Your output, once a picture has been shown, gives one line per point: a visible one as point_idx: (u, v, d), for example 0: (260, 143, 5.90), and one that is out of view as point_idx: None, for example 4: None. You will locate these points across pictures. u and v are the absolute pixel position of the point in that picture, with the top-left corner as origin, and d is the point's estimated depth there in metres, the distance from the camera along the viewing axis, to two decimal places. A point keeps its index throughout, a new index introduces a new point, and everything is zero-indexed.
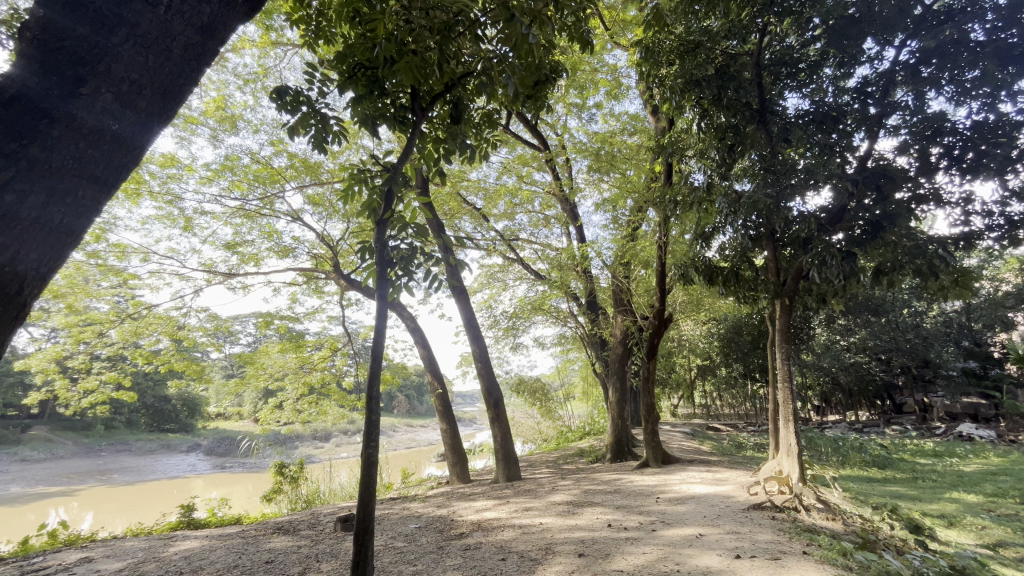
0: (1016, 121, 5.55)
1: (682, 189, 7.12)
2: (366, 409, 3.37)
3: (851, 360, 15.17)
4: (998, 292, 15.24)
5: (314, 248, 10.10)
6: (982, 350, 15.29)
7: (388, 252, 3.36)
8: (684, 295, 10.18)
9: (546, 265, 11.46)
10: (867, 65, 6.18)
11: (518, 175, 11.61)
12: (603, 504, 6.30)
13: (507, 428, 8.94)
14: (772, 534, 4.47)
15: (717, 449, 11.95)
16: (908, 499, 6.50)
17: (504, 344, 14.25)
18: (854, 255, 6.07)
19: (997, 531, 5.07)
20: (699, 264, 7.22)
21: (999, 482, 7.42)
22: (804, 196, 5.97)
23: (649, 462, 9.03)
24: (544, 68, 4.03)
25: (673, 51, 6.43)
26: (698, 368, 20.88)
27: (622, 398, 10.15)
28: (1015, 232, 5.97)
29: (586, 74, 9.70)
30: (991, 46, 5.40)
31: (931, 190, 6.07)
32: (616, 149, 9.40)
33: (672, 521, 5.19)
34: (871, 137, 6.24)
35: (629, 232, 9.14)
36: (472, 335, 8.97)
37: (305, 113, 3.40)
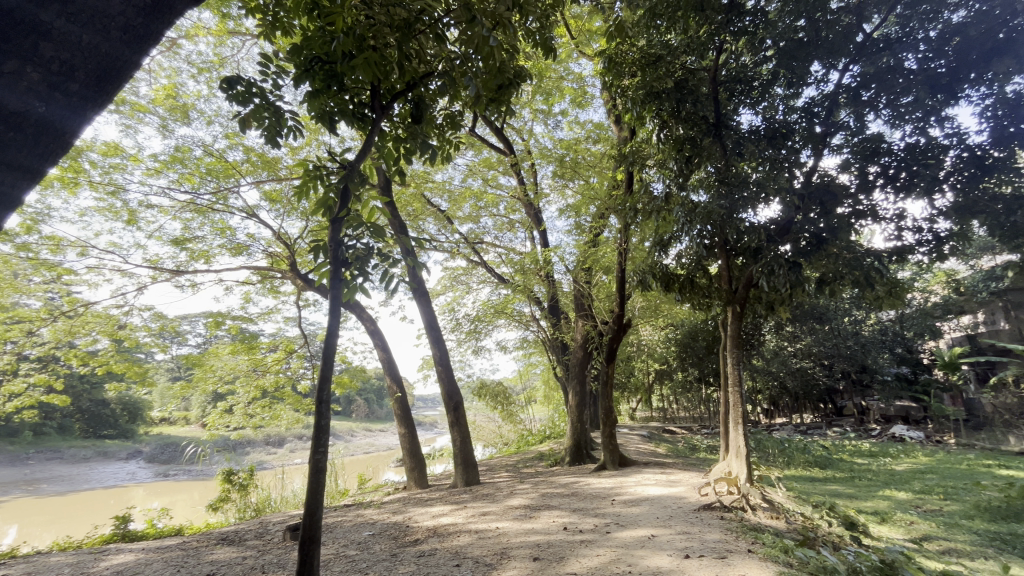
0: (944, 145, 5.99)
1: (642, 197, 7.30)
2: (316, 413, 3.27)
3: (797, 365, 15.97)
4: (927, 302, 16.42)
5: (271, 245, 9.76)
6: (914, 356, 16.38)
7: (343, 252, 3.27)
8: (643, 301, 10.43)
9: (509, 269, 11.48)
10: (814, 86, 6.53)
11: (483, 178, 11.59)
12: (560, 507, 6.34)
13: (467, 432, 8.85)
14: (720, 534, 4.61)
15: (672, 452, 12.27)
16: (845, 497, 6.86)
17: (467, 348, 14.17)
18: (799, 266, 6.39)
19: (923, 526, 5.43)
20: (657, 271, 7.42)
21: (926, 479, 7.97)
22: (754, 208, 6.26)
23: (606, 465, 9.17)
24: (508, 72, 4.01)
25: (635, 63, 6.58)
26: (656, 373, 21.46)
27: (582, 401, 10.28)
28: (942, 247, 6.43)
29: (551, 81, 9.83)
30: (922, 75, 5.82)
31: (869, 206, 6.47)
32: (581, 157, 9.56)
33: (626, 523, 5.28)
34: (817, 154, 6.59)
35: (591, 238, 9.31)
36: (432, 338, 8.86)
37: (257, 106, 3.28)
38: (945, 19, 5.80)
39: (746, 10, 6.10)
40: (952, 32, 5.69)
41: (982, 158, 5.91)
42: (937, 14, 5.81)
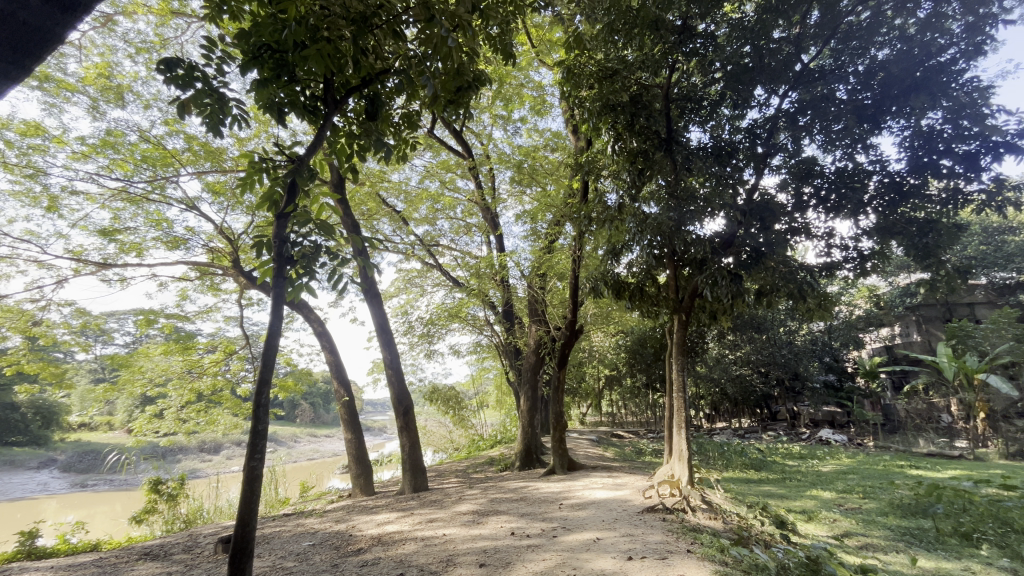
0: (868, 170, 6.51)
1: (597, 206, 7.47)
2: (253, 418, 3.11)
3: (736, 371, 16.84)
4: (852, 314, 17.75)
5: (212, 240, 9.25)
6: (840, 365, 17.63)
7: (288, 249, 3.13)
8: (595, 308, 10.69)
9: (465, 272, 11.40)
10: (757, 109, 6.94)
11: (441, 181, 11.51)
12: (508, 513, 6.34)
13: (416, 437, 8.68)
14: (662, 535, 4.76)
15: (619, 455, 12.58)
16: (777, 497, 7.28)
17: (419, 351, 13.93)
18: (740, 278, 6.75)
19: (845, 523, 5.84)
20: (608, 279, 7.61)
21: (848, 480, 8.58)
22: (701, 221, 6.56)
23: (555, 469, 9.28)
24: (467, 75, 4.01)
25: (593, 75, 6.72)
26: (606, 378, 21.96)
27: (533, 406, 10.34)
28: (865, 264, 6.98)
29: (512, 87, 9.90)
30: (851, 104, 6.30)
31: (803, 224, 6.93)
32: (539, 163, 9.70)
33: (573, 526, 5.35)
34: (758, 173, 6.99)
35: (546, 244, 9.43)
36: (383, 342, 8.64)
37: (199, 90, 3.09)
38: (872, 56, 6.31)
39: (697, 33, 6.38)
40: (877, 68, 6.21)
41: (900, 185, 6.49)
42: (865, 50, 6.32)
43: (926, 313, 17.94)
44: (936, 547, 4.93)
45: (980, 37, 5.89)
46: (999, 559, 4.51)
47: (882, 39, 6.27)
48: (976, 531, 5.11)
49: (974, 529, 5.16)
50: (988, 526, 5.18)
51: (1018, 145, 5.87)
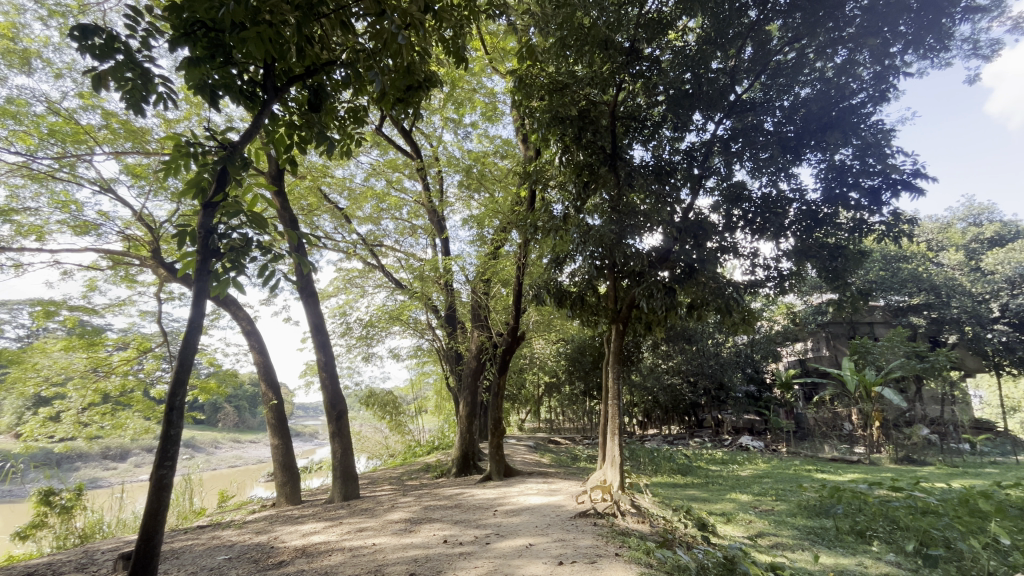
0: (789, 198, 7.08)
1: (543, 215, 7.64)
2: (164, 423, 2.87)
3: (668, 380, 17.77)
4: (772, 329, 19.17)
5: (129, 227, 8.49)
6: (759, 376, 18.99)
7: (213, 241, 2.93)
8: (538, 315, 10.90)
9: (408, 274, 11.18)
10: (695, 133, 7.37)
11: (387, 180, 11.26)
12: (441, 520, 6.24)
13: (349, 443, 8.34)
14: (592, 539, 4.87)
15: (555, 462, 12.78)
16: (700, 501, 7.68)
17: (356, 354, 13.46)
18: (674, 291, 7.11)
19: (759, 523, 6.25)
20: (551, 287, 7.78)
21: (762, 483, 9.21)
22: (641, 235, 6.84)
23: (492, 476, 9.24)
24: (418, 75, 3.95)
25: (544, 87, 6.96)
26: (546, 385, 22.28)
27: (472, 412, 10.26)
28: (784, 283, 7.57)
29: (464, 91, 9.89)
30: (777, 136, 6.83)
31: (732, 243, 7.40)
32: (488, 170, 9.78)
33: (506, 533, 5.35)
34: (693, 193, 7.40)
35: (492, 250, 9.45)
36: (318, 343, 8.28)
37: (119, 63, 2.84)
38: (796, 93, 6.87)
39: (642, 57, 6.74)
40: (800, 104, 6.78)
41: (816, 213, 7.11)
42: (790, 88, 6.87)
43: (834, 331, 19.71)
44: (835, 544, 5.39)
45: (885, 85, 6.57)
46: (886, 553, 5.01)
47: (805, 79, 6.84)
48: (869, 529, 5.66)
49: (867, 527, 5.71)
50: (879, 524, 5.74)
51: (912, 184, 6.62)
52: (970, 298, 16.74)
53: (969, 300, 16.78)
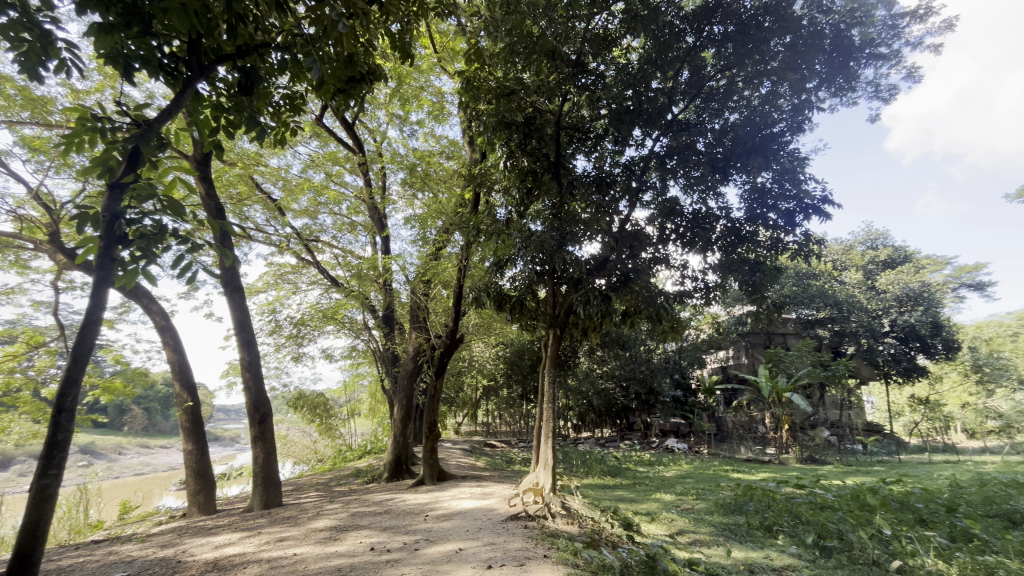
0: (717, 215, 7.55)
1: (486, 218, 7.70)
2: (52, 426, 2.57)
3: (602, 385, 18.42)
4: (698, 338, 20.27)
5: (22, 206, 7.55)
6: (685, 381, 20.15)
7: (120, 227, 2.66)
8: (477, 318, 10.94)
9: (345, 272, 10.76)
10: (634, 147, 7.68)
11: (327, 173, 10.80)
12: (369, 527, 6.04)
13: (273, 448, 7.87)
14: (521, 542, 4.91)
15: (490, 465, 12.78)
16: (628, 501, 7.97)
17: (285, 354, 12.76)
18: (609, 299, 7.37)
19: (680, 522, 6.58)
20: (491, 290, 7.81)
21: (685, 483, 9.72)
22: (580, 243, 7.03)
23: (424, 480, 9.08)
24: (361, 67, 3.83)
25: (491, 92, 7.05)
26: (484, 389, 22.26)
27: (406, 415, 10.05)
28: (709, 294, 8.07)
29: (410, 88, 9.69)
30: (708, 156, 7.27)
31: (664, 255, 7.77)
32: (433, 169, 9.66)
33: (436, 538, 5.28)
34: (631, 205, 7.72)
35: (433, 251, 9.32)
36: (242, 341, 7.77)
37: (13, 21, 2.52)
38: (725, 117, 7.36)
39: (588, 70, 6.99)
40: (728, 129, 7.25)
41: (739, 230, 7.63)
42: (721, 112, 7.37)
43: (752, 340, 21.09)
44: (746, 539, 5.79)
45: (801, 117, 7.20)
46: (790, 546, 5.44)
47: (733, 105, 7.35)
48: (775, 524, 6.11)
49: (774, 522, 6.17)
50: (785, 519, 6.21)
51: (821, 208, 7.29)
52: (867, 314, 18.65)
53: (865, 315, 18.68)
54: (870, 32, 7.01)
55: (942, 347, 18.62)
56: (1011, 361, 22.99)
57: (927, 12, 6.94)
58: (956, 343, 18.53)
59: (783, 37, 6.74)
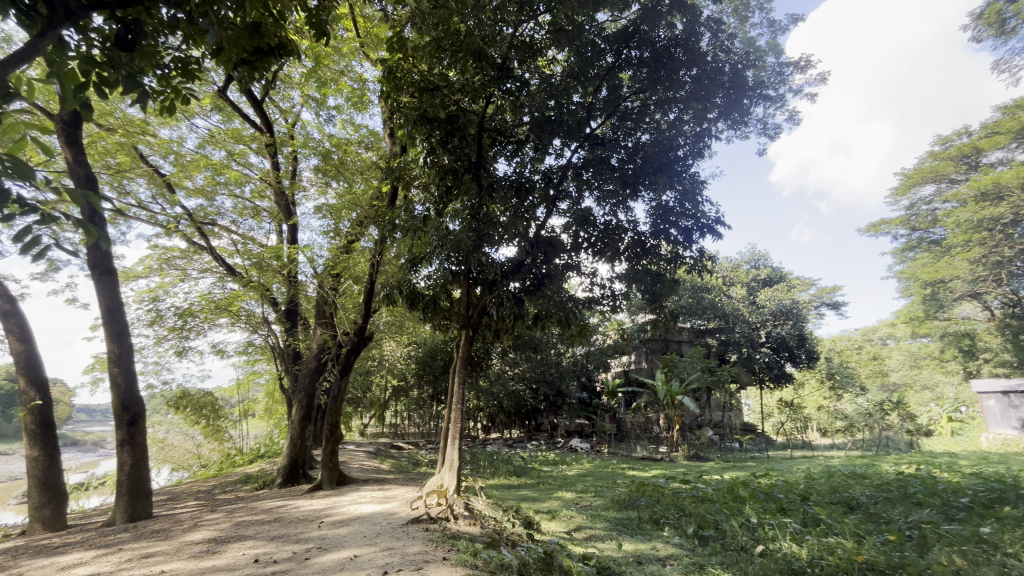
0: (625, 227, 7.97)
1: (403, 214, 7.53)
2: None
3: (513, 387, 18.63)
4: (604, 343, 21.29)
5: None
6: (591, 384, 21.08)
7: None
8: (389, 315, 10.65)
9: (243, 260, 9.89)
10: (553, 156, 7.91)
11: (228, 151, 9.87)
12: (255, 537, 5.57)
13: (144, 454, 6.98)
14: (421, 545, 4.81)
15: (395, 467, 12.45)
16: (530, 500, 8.17)
17: (166, 348, 11.43)
18: (522, 301, 7.52)
19: (578, 518, 6.87)
20: (404, 287, 7.64)
21: (585, 481, 10.19)
22: (496, 246, 7.08)
23: (322, 485, 8.59)
24: (268, 36, 3.52)
25: (415, 85, 6.97)
26: (393, 389, 21.60)
27: (306, 416, 9.46)
28: (615, 301, 8.52)
29: (328, 71, 9.18)
30: (621, 171, 7.64)
31: (576, 262, 8.07)
32: (349, 159, 9.26)
33: (329, 545, 5.01)
34: (548, 212, 7.91)
35: (345, 244, 8.92)
36: (111, 332, 6.81)
37: None
38: (638, 137, 7.80)
39: (513, 76, 7.09)
40: (639, 148, 7.68)
41: (644, 243, 8.12)
42: (634, 131, 7.80)
43: (651, 346, 22.64)
44: (636, 532, 6.18)
45: (701, 144, 7.86)
46: (673, 537, 5.89)
47: (645, 126, 7.82)
48: (662, 517, 6.59)
49: (662, 515, 6.65)
50: (671, 512, 6.70)
51: (714, 228, 8.00)
52: (748, 325, 20.97)
53: (746, 327, 20.94)
54: (762, 75, 7.88)
55: (805, 357, 21.41)
56: (855, 370, 27.05)
57: (806, 64, 7.96)
58: (816, 353, 21.39)
59: (690, 69, 7.33)
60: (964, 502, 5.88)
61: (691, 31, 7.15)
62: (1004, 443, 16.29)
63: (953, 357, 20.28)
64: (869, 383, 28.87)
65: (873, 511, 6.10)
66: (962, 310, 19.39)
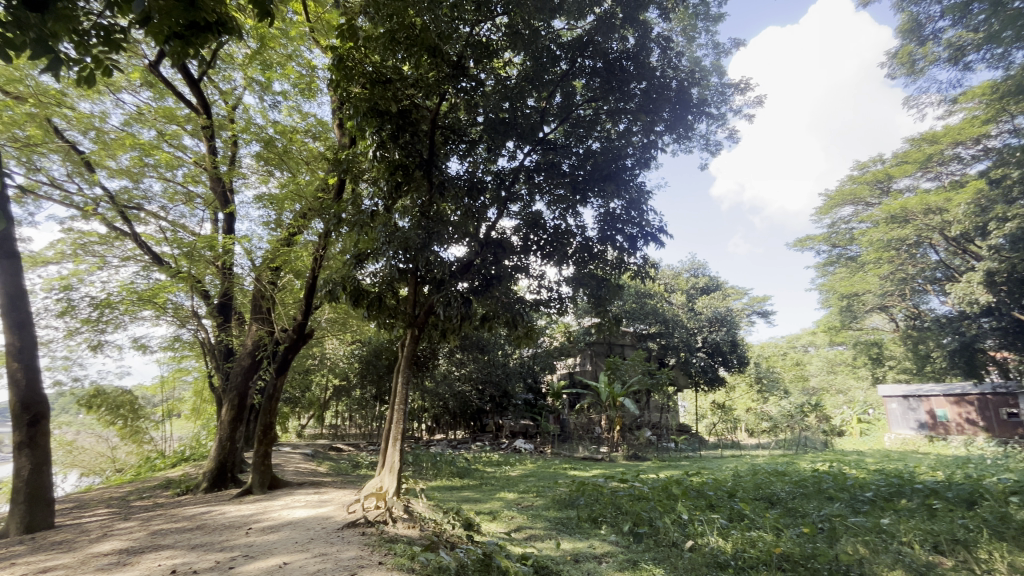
0: (574, 232, 8.11)
1: (349, 208, 7.30)
2: None
3: (459, 387, 18.39)
4: (551, 344, 21.59)
5: None
6: (537, 386, 21.27)
7: None
8: (332, 312, 10.29)
9: (171, 248, 9.22)
10: (506, 158, 7.93)
11: (158, 131, 9.16)
12: (173, 546, 5.19)
13: (46, 457, 6.32)
14: (356, 550, 4.67)
15: (333, 470, 12.00)
16: (472, 501, 8.14)
17: (79, 342, 10.44)
18: (469, 302, 7.47)
19: (519, 518, 6.91)
20: (348, 284, 7.40)
21: (527, 481, 10.27)
22: (445, 245, 7.00)
23: (252, 489, 8.15)
24: (205, 10, 3.28)
25: (366, 76, 6.77)
26: (334, 388, 20.84)
27: (237, 416, 8.94)
28: (561, 304, 8.65)
29: (274, 54, 8.75)
30: (572, 177, 7.77)
31: (525, 264, 8.14)
32: (295, 147, 8.86)
33: (257, 553, 4.75)
34: (499, 213, 7.92)
35: (286, 236, 8.53)
36: (11, 323, 6.12)
37: None
38: (589, 144, 7.97)
39: (468, 75, 7.04)
40: (590, 155, 7.84)
41: (591, 248, 8.30)
42: (585, 139, 7.96)
43: (596, 349, 23.18)
44: (575, 531, 6.30)
45: (649, 155, 8.14)
46: (610, 534, 6.07)
47: (596, 134, 8.00)
48: (600, 515, 6.76)
49: (600, 514, 6.81)
50: (608, 510, 6.88)
51: (657, 236, 8.30)
52: (686, 331, 21.95)
53: (684, 333, 21.79)
54: (706, 93, 8.30)
55: (736, 361, 22.69)
56: (780, 375, 28.99)
57: (746, 87, 8.48)
58: (746, 359, 22.74)
59: (640, 83, 7.59)
60: (868, 497, 6.46)
61: (642, 45, 7.43)
62: (903, 442, 18.04)
63: (864, 364, 22.20)
64: (792, 387, 31.02)
65: (791, 506, 6.56)
66: (873, 321, 21.31)
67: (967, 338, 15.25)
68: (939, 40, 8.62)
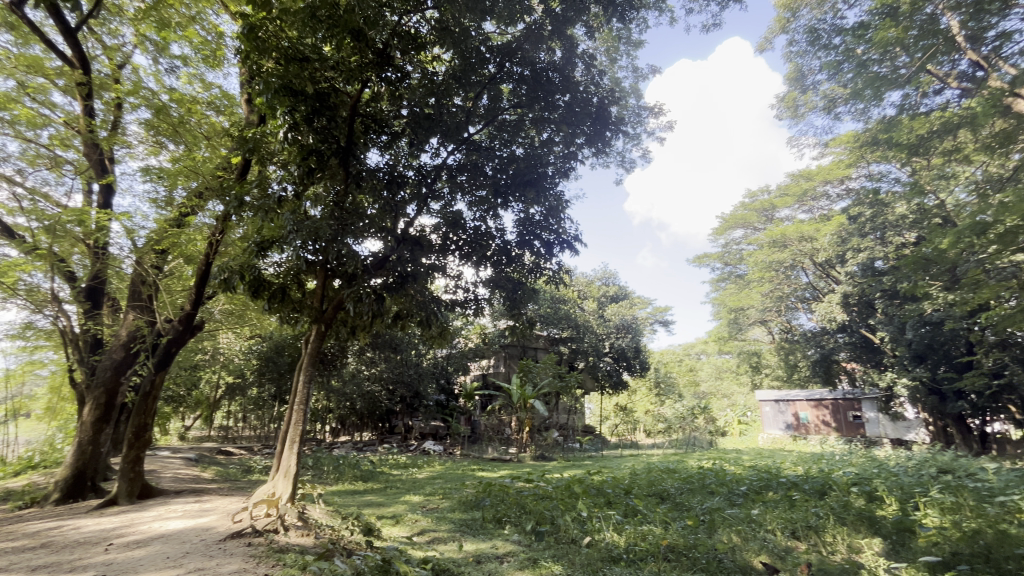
0: (494, 234, 8.14)
1: (254, 191, 6.72)
2: None
3: (368, 387, 17.69)
4: (465, 346, 21.52)
5: None
6: (449, 386, 21.04)
7: None
8: (227, 303, 9.43)
9: (27, 220, 7.88)
10: (429, 154, 7.80)
11: (18, 81, 7.80)
12: (8, 569, 4.41)
13: None
14: (239, 563, 4.29)
15: (219, 476, 10.97)
16: (374, 505, 7.84)
17: None
18: (382, 299, 7.21)
19: (422, 522, 6.77)
20: (248, 273, 6.83)
21: (433, 483, 10.10)
22: (359, 238, 6.70)
23: (117, 499, 7.18)
24: None
25: (282, 52, 6.31)
26: (226, 386, 19.07)
27: (103, 416, 7.84)
28: (477, 306, 8.65)
29: (174, 14, 7.86)
30: (494, 178, 7.81)
31: (442, 263, 8.05)
32: (193, 120, 7.99)
33: (117, 571, 4.19)
34: (418, 210, 7.77)
35: (176, 216, 7.66)
36: None
37: None
38: (513, 149, 8.08)
39: (394, 65, 6.84)
40: (513, 160, 7.95)
41: (509, 251, 8.37)
42: (510, 143, 8.06)
43: (510, 352, 23.48)
44: (478, 532, 6.32)
45: (570, 165, 8.42)
46: (512, 534, 6.15)
47: (521, 140, 8.14)
48: (504, 515, 6.83)
49: (504, 514, 6.88)
50: (512, 510, 6.98)
51: (573, 244, 8.59)
52: (595, 336, 23.02)
53: (594, 337, 23.09)
54: (624, 113, 8.81)
55: (639, 366, 24.20)
56: (675, 380, 31.41)
57: (659, 111, 9.14)
58: (647, 364, 24.33)
59: (564, 95, 7.84)
60: (742, 491, 7.20)
61: (568, 60, 7.72)
62: (773, 441, 20.36)
63: (746, 371, 24.73)
64: (685, 391, 33.70)
65: (679, 500, 7.12)
66: (754, 334, 23.83)
67: (826, 350, 17.40)
68: (818, 90, 9.89)
